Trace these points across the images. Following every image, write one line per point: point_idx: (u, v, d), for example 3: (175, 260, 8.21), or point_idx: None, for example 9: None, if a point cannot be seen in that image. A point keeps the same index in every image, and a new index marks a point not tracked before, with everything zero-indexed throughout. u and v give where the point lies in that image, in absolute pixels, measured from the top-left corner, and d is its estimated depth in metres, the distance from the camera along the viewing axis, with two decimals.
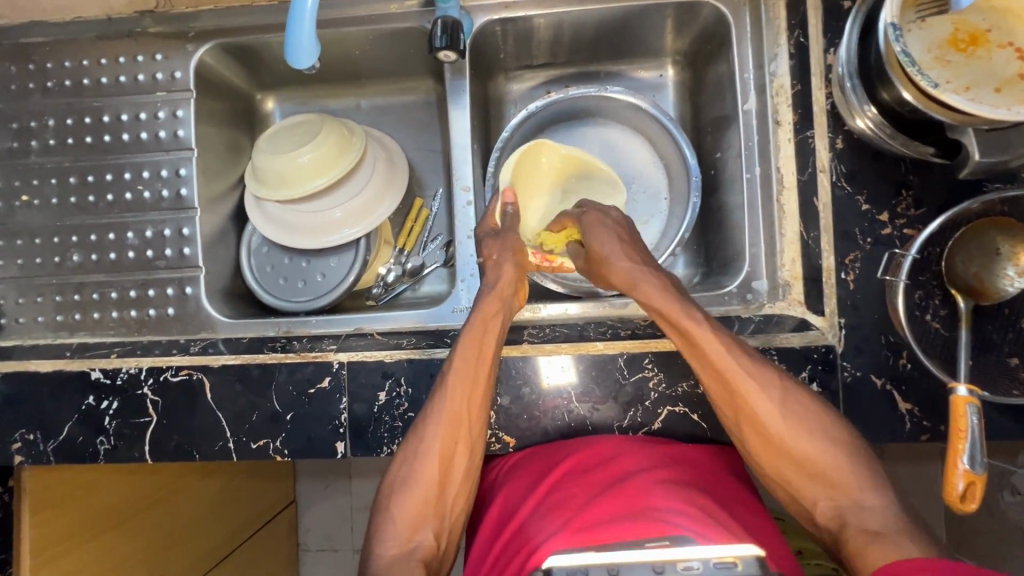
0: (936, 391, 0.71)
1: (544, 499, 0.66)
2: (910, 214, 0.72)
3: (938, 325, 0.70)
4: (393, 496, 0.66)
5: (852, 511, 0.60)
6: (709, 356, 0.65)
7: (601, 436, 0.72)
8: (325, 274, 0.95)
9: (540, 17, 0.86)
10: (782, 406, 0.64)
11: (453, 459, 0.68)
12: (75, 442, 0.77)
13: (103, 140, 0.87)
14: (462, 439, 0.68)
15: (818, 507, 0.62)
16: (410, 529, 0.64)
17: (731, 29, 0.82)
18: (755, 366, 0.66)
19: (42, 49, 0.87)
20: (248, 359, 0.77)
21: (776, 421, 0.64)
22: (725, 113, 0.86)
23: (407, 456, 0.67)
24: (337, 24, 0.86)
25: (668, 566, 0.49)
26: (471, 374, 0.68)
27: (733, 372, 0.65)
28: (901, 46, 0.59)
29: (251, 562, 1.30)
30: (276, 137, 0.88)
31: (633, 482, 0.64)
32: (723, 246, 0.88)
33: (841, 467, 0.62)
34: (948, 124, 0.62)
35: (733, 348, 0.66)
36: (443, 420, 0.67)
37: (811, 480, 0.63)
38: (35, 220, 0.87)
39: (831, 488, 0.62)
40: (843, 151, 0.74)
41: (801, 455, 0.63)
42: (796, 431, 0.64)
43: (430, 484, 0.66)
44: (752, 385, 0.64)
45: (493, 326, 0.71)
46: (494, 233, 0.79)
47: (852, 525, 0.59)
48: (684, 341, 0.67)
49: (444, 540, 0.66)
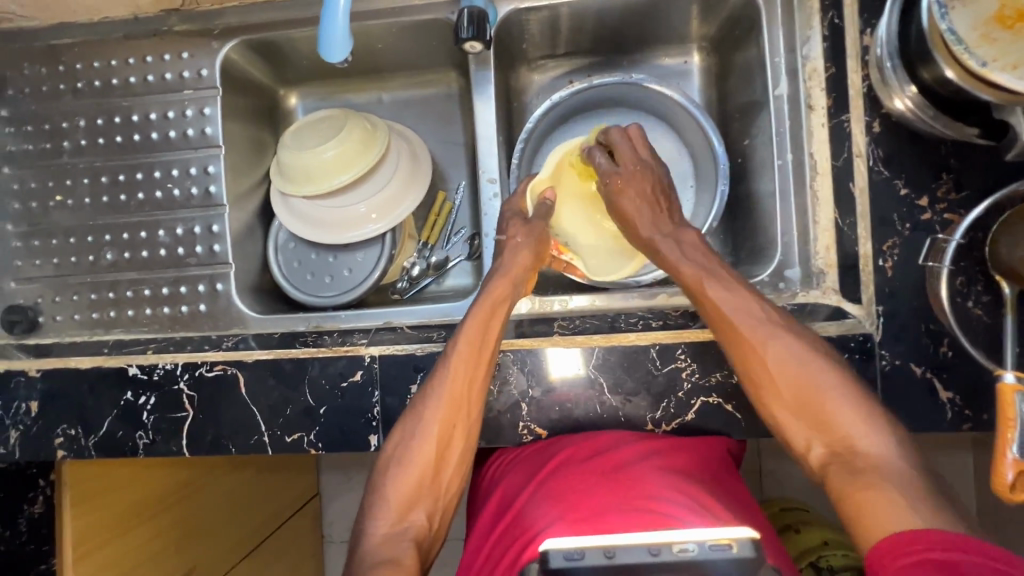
0: (978, 379, 0.69)
1: (537, 486, 0.68)
2: (951, 198, 0.70)
3: (981, 312, 0.69)
4: (386, 474, 0.69)
5: (841, 452, 0.58)
6: (712, 302, 0.67)
7: (611, 430, 0.73)
8: (352, 269, 0.95)
9: (565, 5, 0.85)
10: (787, 348, 0.63)
11: (450, 442, 0.69)
12: (115, 436, 0.78)
13: (133, 139, 0.88)
14: (459, 423, 0.70)
15: (812, 450, 0.61)
16: (403, 507, 0.67)
17: (761, 12, 0.80)
18: (761, 311, 0.66)
19: (71, 51, 0.88)
20: (280, 354, 0.78)
21: (777, 363, 0.63)
22: (754, 99, 0.85)
23: (405, 434, 0.70)
24: (360, 17, 0.86)
25: (664, 548, 0.50)
26: (473, 354, 0.70)
27: (732, 315, 0.66)
28: (947, 24, 0.58)
29: (282, 551, 1.33)
30: (302, 132, 0.89)
31: (627, 474, 0.66)
32: (753, 235, 0.87)
33: (842, 411, 0.60)
34: (994, 104, 0.60)
35: (739, 294, 0.67)
36: (444, 399, 0.69)
37: (810, 423, 0.61)
38: (69, 220, 0.88)
39: (827, 434, 0.60)
40: (880, 135, 0.72)
41: (803, 395, 0.62)
42: (800, 372, 0.62)
43: (427, 464, 0.68)
44: (755, 326, 0.65)
45: (499, 314, 0.73)
46: (521, 217, 0.82)
47: (843, 463, 0.57)
48: (694, 293, 0.70)
49: (435, 523, 0.68)
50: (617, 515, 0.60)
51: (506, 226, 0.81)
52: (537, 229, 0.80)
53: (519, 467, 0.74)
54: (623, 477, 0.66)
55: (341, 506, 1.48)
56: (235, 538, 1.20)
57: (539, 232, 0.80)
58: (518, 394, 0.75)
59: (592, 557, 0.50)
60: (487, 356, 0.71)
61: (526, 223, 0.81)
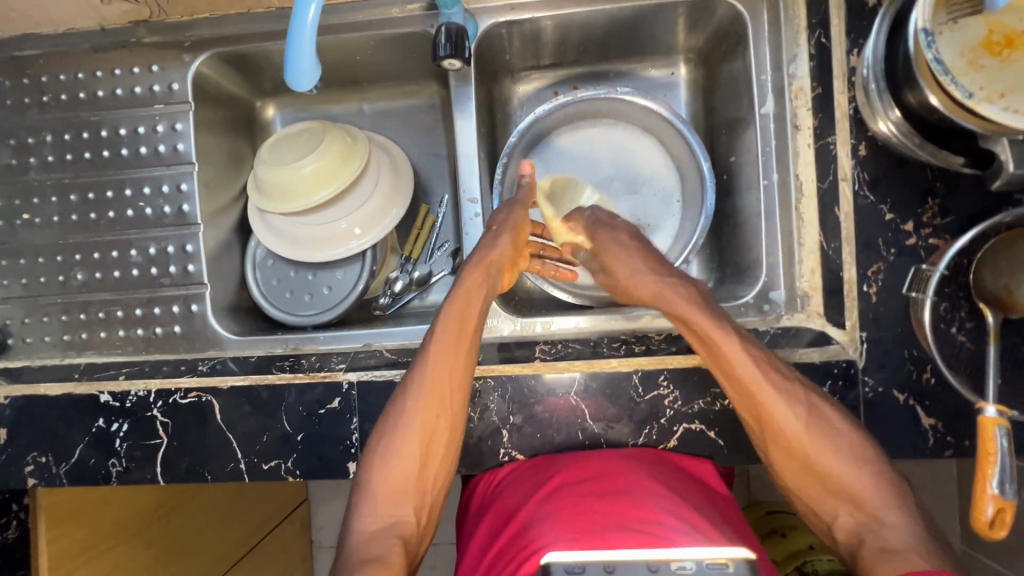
0: (961, 407, 0.69)
1: (536, 503, 0.65)
2: (936, 223, 0.69)
3: (964, 339, 0.67)
4: (371, 470, 0.65)
5: (871, 530, 0.56)
6: (730, 366, 0.63)
7: (608, 453, 0.71)
8: (332, 287, 0.93)
9: (548, 19, 0.83)
10: (807, 419, 0.61)
11: (435, 434, 0.66)
12: (87, 464, 0.77)
13: (103, 156, 0.85)
14: (443, 412, 0.66)
15: (839, 521, 0.59)
16: (389, 505, 0.63)
17: (748, 27, 0.78)
18: (778, 377, 0.62)
19: (36, 62, 0.84)
20: (256, 381, 0.76)
21: (800, 435, 0.61)
22: (740, 116, 0.83)
23: (387, 430, 0.66)
24: (337, 30, 0.83)
25: (663, 566, 0.48)
26: (453, 339, 0.67)
27: (754, 382, 0.62)
28: (933, 52, 0.56)
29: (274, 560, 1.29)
30: (278, 147, 0.86)
31: (625, 490, 0.63)
32: (738, 253, 0.85)
33: (867, 484, 0.58)
34: (980, 134, 0.59)
35: (758, 358, 0.63)
36: (422, 393, 0.66)
37: (835, 497, 0.59)
38: (37, 239, 0.86)
39: (854, 508, 0.58)
40: (866, 158, 0.71)
41: (826, 472, 0.59)
42: (823, 446, 0.60)
43: (411, 456, 0.65)
44: (775, 395, 0.61)
45: (475, 299, 0.70)
46: (504, 211, 0.79)
47: (871, 544, 0.55)
48: (709, 353, 0.65)
49: (424, 518, 0.65)
50: (616, 526, 0.57)
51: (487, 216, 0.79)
52: (512, 218, 0.77)
53: (509, 492, 0.71)
54: (621, 493, 0.63)
55: (329, 511, 1.42)
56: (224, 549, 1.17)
57: (515, 221, 0.76)
58: (499, 420, 0.75)
59: (592, 570, 0.48)
60: (467, 341, 0.68)
61: (505, 210, 0.78)
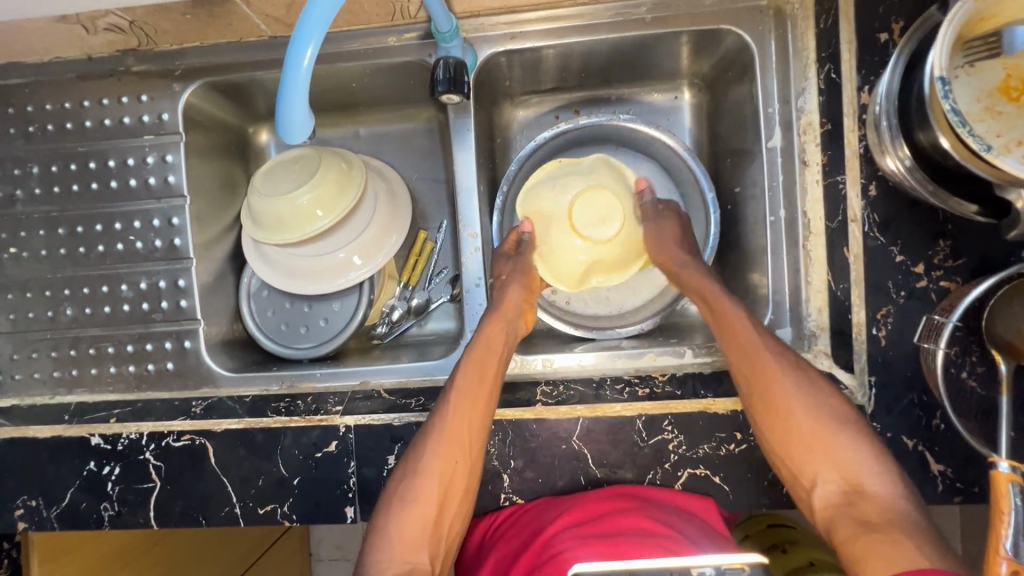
0: (971, 453, 0.67)
1: (541, 546, 0.64)
2: (948, 265, 0.67)
3: (975, 384, 0.66)
4: (388, 517, 0.65)
5: (854, 502, 0.58)
6: (738, 339, 0.68)
7: (612, 488, 0.70)
8: (328, 319, 0.91)
9: (549, 48, 0.81)
10: (809, 391, 0.64)
11: (453, 480, 0.67)
12: (78, 509, 0.75)
13: (91, 188, 0.83)
14: (461, 460, 0.67)
15: (823, 495, 0.60)
16: (405, 553, 0.63)
17: (755, 58, 0.76)
18: (783, 353, 0.66)
19: (21, 91, 0.82)
20: (251, 424, 0.75)
21: (798, 406, 0.63)
22: (746, 147, 0.81)
23: (404, 477, 0.67)
24: (333, 59, 0.81)
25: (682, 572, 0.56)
26: (473, 386, 0.69)
27: (758, 353, 0.66)
28: (949, 103, 0.54)
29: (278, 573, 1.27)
30: (273, 176, 0.83)
31: (634, 536, 0.62)
32: (744, 285, 0.84)
33: (855, 456, 0.60)
34: (995, 183, 0.57)
35: (764, 334, 0.68)
36: (441, 438, 0.67)
37: (822, 467, 0.61)
38: (25, 273, 0.84)
39: (841, 479, 0.60)
40: (876, 199, 0.68)
41: (819, 443, 0.62)
42: (819, 419, 0.63)
43: (429, 500, 0.65)
44: (779, 366, 0.65)
45: (495, 351, 0.72)
46: (506, 256, 0.81)
47: (851, 516, 0.57)
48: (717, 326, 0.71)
49: (439, 567, 0.65)
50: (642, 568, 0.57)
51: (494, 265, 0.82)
52: (524, 266, 0.80)
53: (511, 536, 0.69)
54: (630, 538, 0.62)
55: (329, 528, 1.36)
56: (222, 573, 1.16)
57: (526, 270, 0.79)
58: (499, 465, 0.73)
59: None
60: (486, 389, 0.70)
61: (511, 259, 0.81)
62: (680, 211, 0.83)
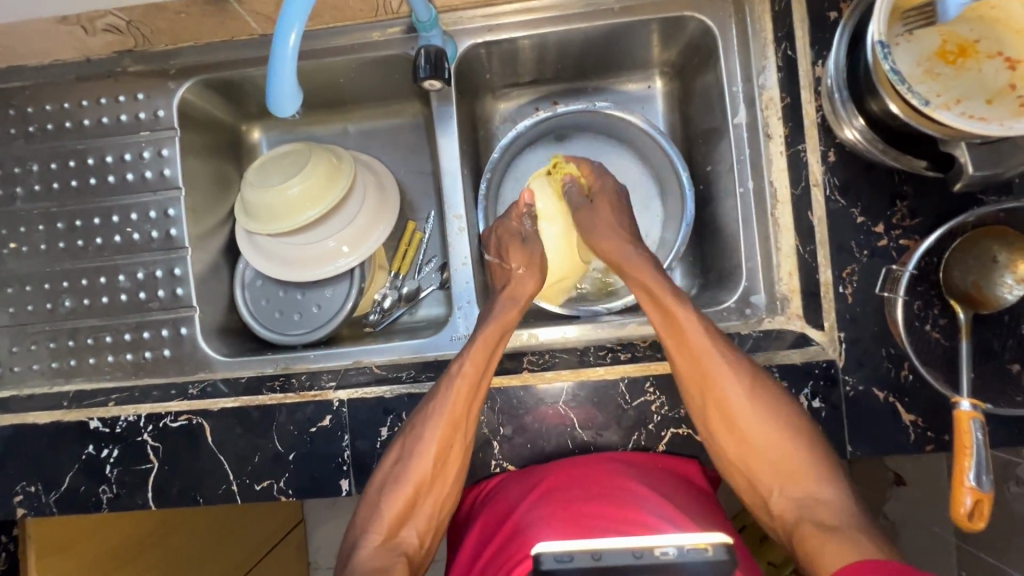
0: (938, 402, 0.70)
1: (527, 506, 0.66)
2: (906, 224, 0.72)
3: (938, 335, 0.69)
4: (381, 493, 0.69)
5: (808, 505, 0.64)
6: (691, 346, 0.69)
7: (603, 455, 0.72)
8: (321, 306, 0.93)
9: (526, 38, 0.85)
10: (749, 390, 0.68)
11: (446, 462, 0.70)
12: (77, 492, 0.76)
13: (89, 183, 0.86)
14: (457, 443, 0.70)
15: (775, 498, 0.66)
16: (394, 527, 0.68)
17: (718, 41, 0.81)
18: (727, 350, 0.69)
19: (21, 94, 0.86)
20: (247, 401, 0.77)
21: (744, 412, 0.68)
22: (714, 126, 0.85)
23: (401, 457, 0.70)
24: (320, 54, 0.85)
25: (647, 551, 0.45)
26: (473, 385, 0.70)
27: (707, 356, 0.68)
28: (889, 64, 0.59)
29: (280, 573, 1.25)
30: (263, 168, 0.85)
31: (611, 493, 0.65)
32: (719, 258, 0.87)
33: (805, 462, 0.66)
34: (940, 139, 0.61)
35: (716, 338, 0.70)
36: (442, 422, 0.69)
37: (770, 471, 0.67)
38: (25, 268, 0.86)
39: (789, 482, 0.66)
40: (836, 164, 0.73)
41: (766, 446, 0.67)
42: (764, 422, 0.67)
43: (422, 482, 0.69)
44: (724, 364, 0.68)
45: (503, 337, 0.75)
46: (517, 238, 0.82)
47: (808, 514, 0.63)
48: (666, 326, 0.72)
49: (427, 542, 0.69)
50: (610, 528, 0.59)
51: (503, 250, 0.82)
52: (535, 258, 0.81)
53: (497, 502, 0.70)
54: (608, 493, 0.65)
55: (327, 530, 1.36)
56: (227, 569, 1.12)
57: (538, 260, 0.81)
58: (489, 432, 0.76)
59: (580, 560, 0.45)
60: (485, 384, 0.72)
61: (523, 247, 0.81)
62: (660, 231, 0.94)
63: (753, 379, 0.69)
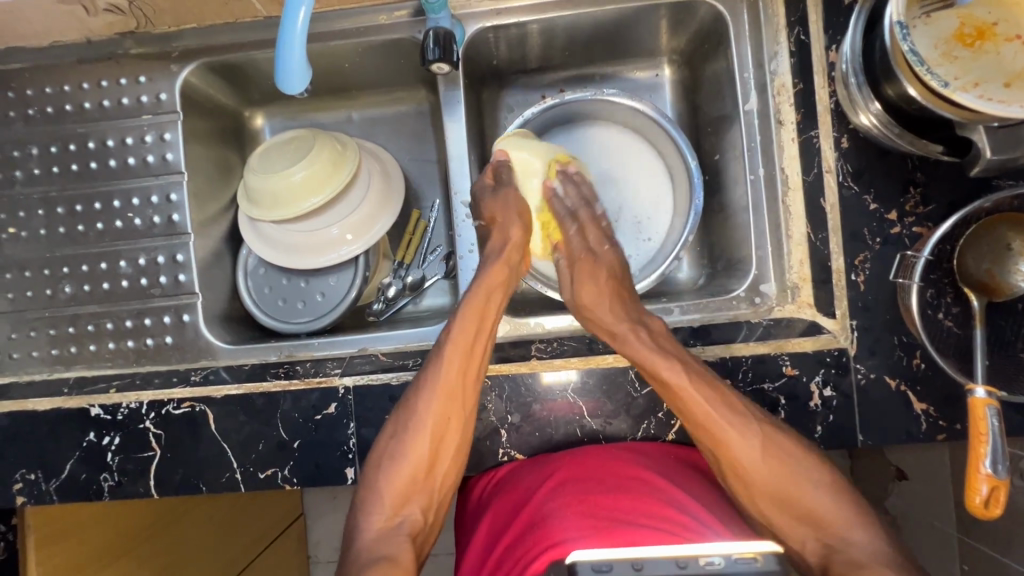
0: (949, 391, 0.70)
1: (541, 496, 0.65)
2: (919, 212, 0.71)
3: (951, 323, 0.68)
4: (380, 471, 0.68)
5: (840, 548, 0.61)
6: (689, 404, 0.66)
7: (613, 446, 0.72)
8: (325, 294, 0.92)
9: (534, 23, 0.84)
10: (759, 443, 0.66)
11: (446, 432, 0.69)
12: (78, 479, 0.75)
13: (90, 167, 0.85)
14: (454, 416, 0.69)
15: (806, 547, 0.64)
16: (395, 507, 0.67)
17: (730, 27, 0.80)
18: (735, 413, 0.66)
19: (21, 76, 0.84)
20: (251, 388, 0.76)
21: (761, 469, 0.65)
22: (725, 113, 0.84)
23: (398, 432, 0.68)
24: (325, 37, 0.84)
25: (691, 561, 0.47)
26: (462, 356, 0.69)
27: (714, 421, 0.66)
28: (908, 45, 0.58)
29: (280, 565, 1.23)
30: (268, 154, 0.84)
31: (630, 484, 0.65)
32: (728, 247, 0.86)
33: (834, 508, 0.64)
34: (957, 122, 0.61)
35: (715, 395, 0.66)
36: (438, 392, 0.68)
37: (798, 520, 0.65)
38: (24, 253, 0.85)
39: (818, 530, 0.64)
40: (848, 150, 0.73)
41: (791, 495, 0.64)
42: (783, 474, 0.65)
43: (420, 455, 0.68)
44: (730, 428, 0.66)
45: (492, 308, 0.73)
46: (491, 190, 0.79)
47: (841, 556, 0.61)
48: (663, 389, 0.68)
49: (431, 516, 0.69)
50: (632, 520, 0.59)
51: (481, 205, 0.79)
52: (511, 204, 0.78)
53: (509, 490, 0.70)
54: (626, 484, 0.65)
55: (328, 525, 1.35)
56: (230, 559, 1.11)
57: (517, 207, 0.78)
58: (497, 420, 0.75)
59: (619, 569, 0.47)
60: (483, 341, 0.71)
61: (497, 196, 0.78)
62: (669, 222, 0.93)
63: (763, 431, 0.66)
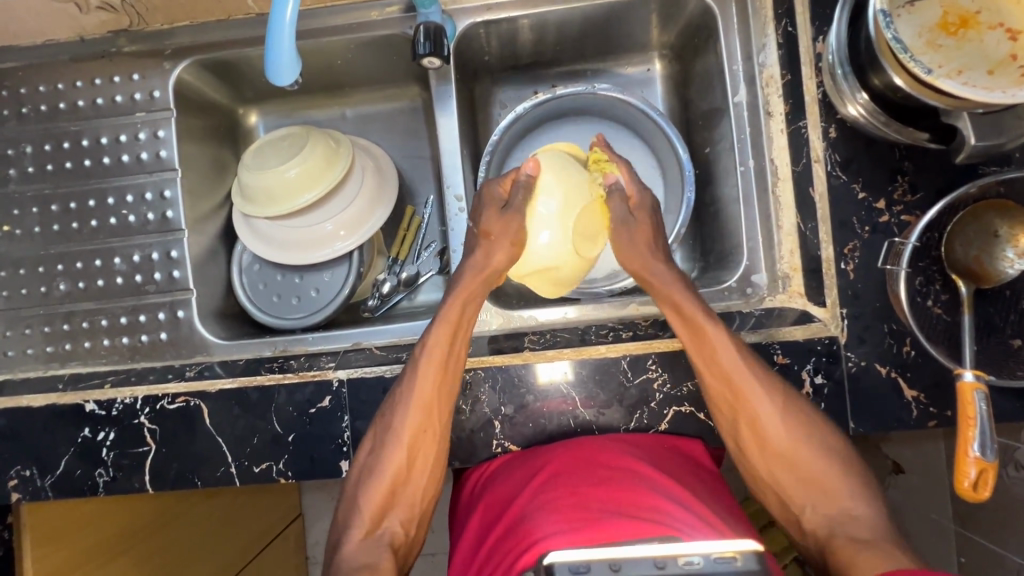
0: (938, 377, 0.70)
1: (531, 491, 0.65)
2: (907, 200, 0.71)
3: (940, 311, 0.69)
4: (360, 485, 0.68)
5: (842, 523, 0.62)
6: (718, 358, 0.67)
7: (607, 437, 0.72)
8: (320, 290, 0.92)
9: (524, 18, 0.85)
10: (782, 406, 0.67)
11: (420, 446, 0.69)
12: (72, 475, 0.76)
13: (84, 165, 0.86)
14: (430, 431, 0.69)
15: (806, 514, 0.65)
16: (375, 518, 0.67)
17: (718, 20, 0.81)
18: (760, 372, 0.67)
19: (15, 74, 0.85)
20: (245, 382, 0.76)
21: (780, 440, 0.66)
22: (715, 107, 0.85)
23: (377, 444, 0.69)
24: (317, 34, 0.84)
25: (670, 561, 0.45)
26: (430, 395, 0.69)
27: (741, 379, 0.67)
28: (892, 32, 0.58)
29: (276, 564, 1.23)
30: (261, 151, 0.84)
31: (619, 476, 0.64)
32: (719, 239, 0.87)
33: (837, 476, 0.65)
34: (942, 109, 0.61)
35: (743, 353, 0.68)
36: (411, 405, 0.68)
37: (803, 486, 0.65)
38: (19, 250, 0.86)
39: (822, 496, 0.64)
40: (836, 140, 0.73)
41: (799, 458, 0.66)
42: (798, 438, 0.66)
43: (398, 468, 0.68)
44: (757, 383, 0.67)
45: (467, 319, 0.73)
46: (498, 205, 0.75)
47: (839, 534, 0.61)
48: (692, 338, 0.69)
49: (412, 529, 0.69)
50: (619, 512, 0.58)
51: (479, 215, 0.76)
52: (513, 225, 0.73)
53: (501, 483, 0.70)
54: (615, 477, 0.64)
55: (325, 526, 1.34)
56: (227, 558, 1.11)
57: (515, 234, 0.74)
58: (490, 412, 0.75)
59: (597, 570, 0.46)
60: (457, 355, 0.71)
61: (501, 215, 0.74)
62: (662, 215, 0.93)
63: (783, 394, 0.68)
